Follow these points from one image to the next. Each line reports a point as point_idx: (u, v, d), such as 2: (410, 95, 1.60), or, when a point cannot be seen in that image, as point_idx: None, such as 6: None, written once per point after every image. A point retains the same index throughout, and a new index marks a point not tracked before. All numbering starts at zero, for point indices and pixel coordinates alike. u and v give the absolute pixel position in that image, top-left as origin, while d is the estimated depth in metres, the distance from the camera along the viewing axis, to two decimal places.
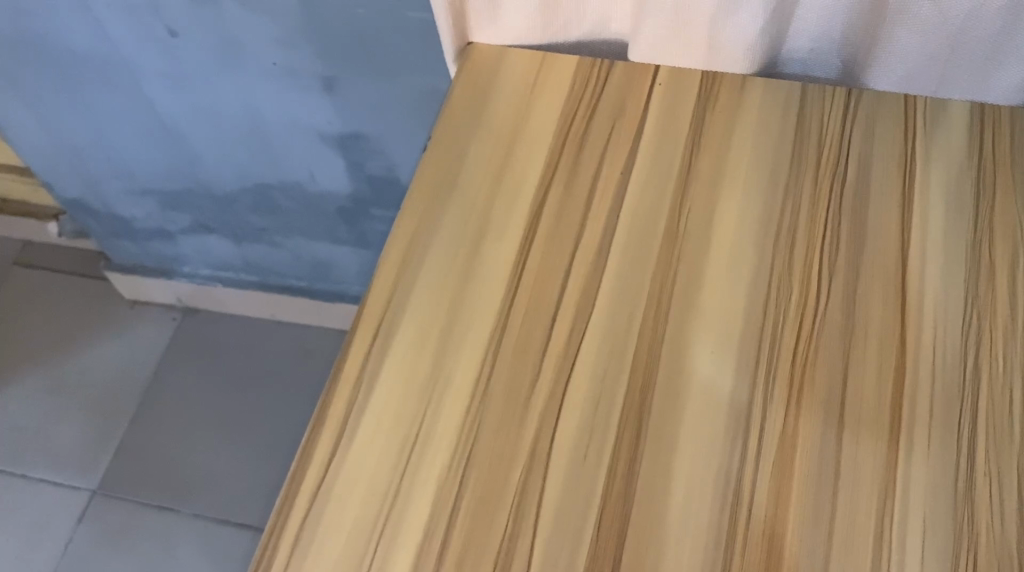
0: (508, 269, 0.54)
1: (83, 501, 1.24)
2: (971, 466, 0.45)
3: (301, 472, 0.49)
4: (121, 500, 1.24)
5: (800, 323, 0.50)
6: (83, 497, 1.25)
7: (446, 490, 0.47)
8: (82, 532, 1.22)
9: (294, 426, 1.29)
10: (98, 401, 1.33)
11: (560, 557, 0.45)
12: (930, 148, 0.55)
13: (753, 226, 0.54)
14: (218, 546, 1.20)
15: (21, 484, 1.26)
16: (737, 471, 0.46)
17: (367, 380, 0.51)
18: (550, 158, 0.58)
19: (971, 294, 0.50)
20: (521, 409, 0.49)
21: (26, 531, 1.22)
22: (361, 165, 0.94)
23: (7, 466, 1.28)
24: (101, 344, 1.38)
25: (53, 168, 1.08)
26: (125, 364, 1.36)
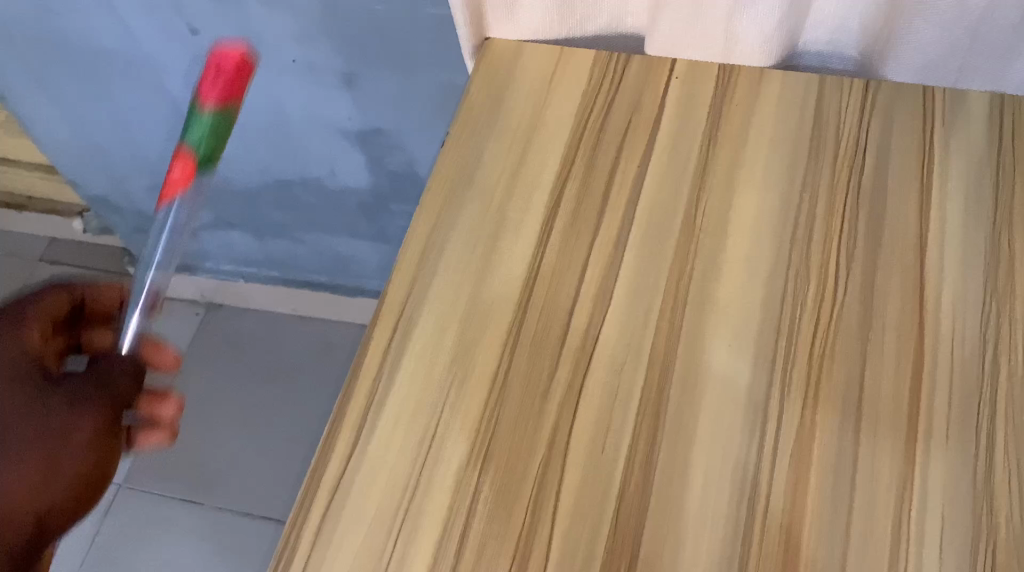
0: (526, 263, 0.54)
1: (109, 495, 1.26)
2: (990, 458, 0.45)
3: (322, 465, 0.49)
4: (148, 495, 1.26)
5: (818, 316, 0.50)
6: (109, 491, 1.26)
7: (465, 484, 0.48)
8: (109, 527, 1.23)
9: (315, 419, 1.29)
10: None
11: (578, 550, 0.45)
12: (949, 138, 0.55)
13: (771, 219, 0.54)
14: (243, 538, 1.21)
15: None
16: (755, 462, 0.46)
17: (386, 374, 0.52)
18: (567, 152, 0.58)
19: (991, 286, 0.50)
20: (538, 403, 0.49)
21: None
22: (380, 161, 0.94)
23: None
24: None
25: (77, 165, 1.10)
26: None
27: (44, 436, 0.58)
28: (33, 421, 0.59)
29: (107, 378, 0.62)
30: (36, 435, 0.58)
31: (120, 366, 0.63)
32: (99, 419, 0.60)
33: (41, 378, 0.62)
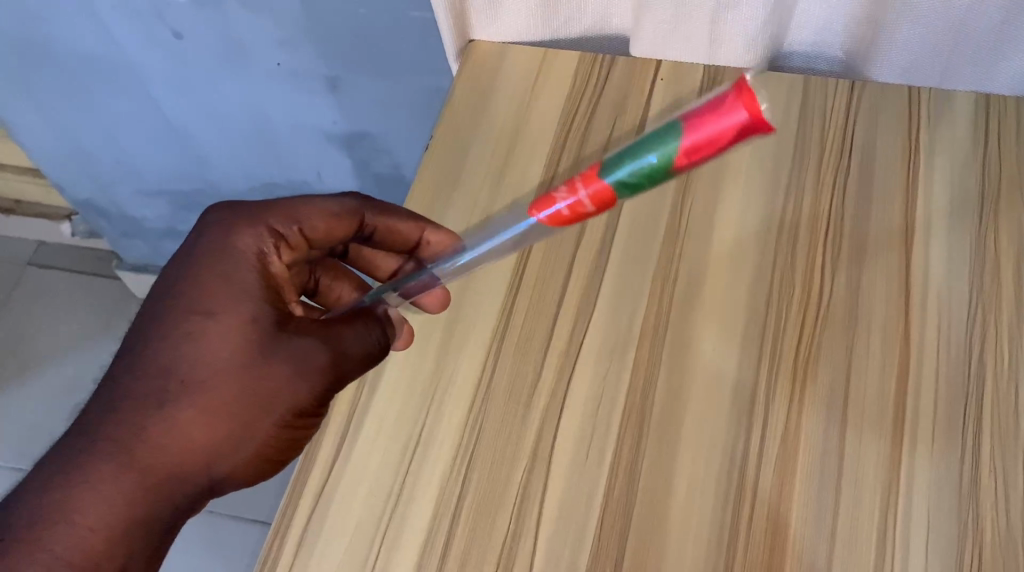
0: (510, 268, 0.54)
1: None
2: (975, 460, 0.45)
3: (304, 474, 0.49)
4: None
5: (803, 319, 0.50)
6: None
7: (449, 490, 0.47)
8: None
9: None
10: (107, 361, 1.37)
11: (562, 557, 0.45)
12: (934, 139, 0.54)
13: (756, 222, 0.53)
14: (231, 541, 1.21)
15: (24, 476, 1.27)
16: (740, 466, 0.46)
17: (370, 381, 0.52)
18: (550, 157, 0.58)
19: (976, 289, 0.50)
20: (522, 408, 0.49)
21: None
22: (367, 163, 0.94)
23: (14, 462, 1.29)
24: (107, 342, 1.40)
25: (61, 170, 1.09)
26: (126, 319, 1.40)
27: (265, 386, 0.44)
28: (248, 351, 0.44)
29: (340, 341, 0.46)
30: (252, 362, 0.44)
31: (353, 342, 0.47)
32: (320, 382, 0.45)
33: (276, 304, 0.46)
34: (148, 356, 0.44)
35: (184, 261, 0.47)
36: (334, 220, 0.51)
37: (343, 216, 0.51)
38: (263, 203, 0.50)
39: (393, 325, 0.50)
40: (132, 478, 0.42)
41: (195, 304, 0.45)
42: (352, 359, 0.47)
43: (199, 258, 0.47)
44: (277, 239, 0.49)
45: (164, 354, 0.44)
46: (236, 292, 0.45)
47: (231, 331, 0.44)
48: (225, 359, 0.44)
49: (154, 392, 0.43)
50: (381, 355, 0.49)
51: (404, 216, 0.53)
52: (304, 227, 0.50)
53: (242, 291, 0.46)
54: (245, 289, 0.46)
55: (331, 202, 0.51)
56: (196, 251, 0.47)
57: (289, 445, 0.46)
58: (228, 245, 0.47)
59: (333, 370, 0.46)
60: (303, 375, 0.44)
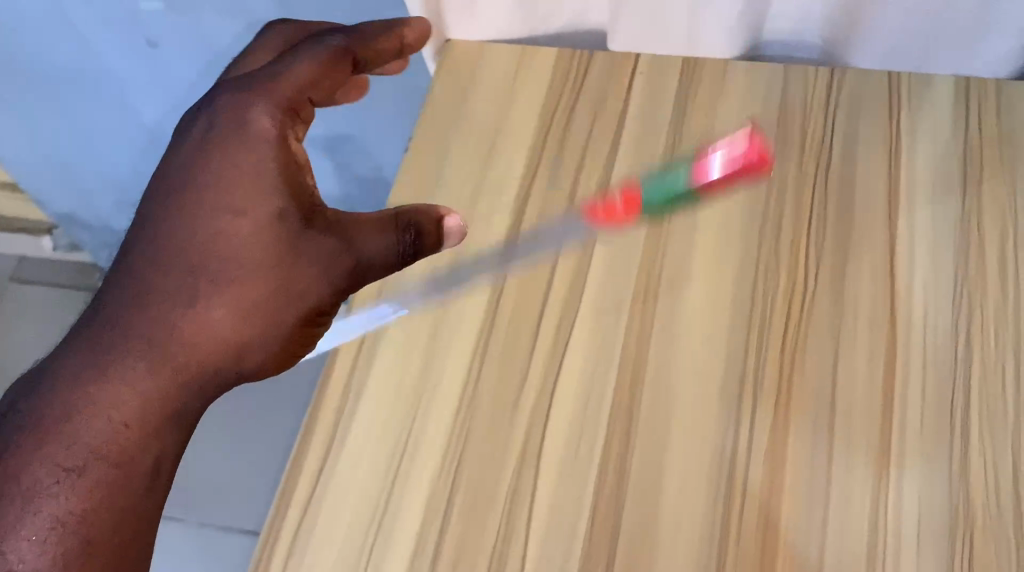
0: (495, 268, 0.54)
1: None
2: (964, 446, 0.45)
3: (292, 484, 0.49)
4: None
5: (788, 310, 0.50)
6: None
7: (438, 494, 0.47)
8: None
9: (288, 429, 1.21)
10: None
11: (553, 558, 0.45)
12: (915, 124, 0.54)
13: (740, 213, 0.53)
14: (223, 551, 1.14)
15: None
16: (729, 459, 0.46)
17: (355, 388, 0.51)
18: (532, 154, 0.58)
19: (962, 273, 0.49)
20: (511, 410, 0.49)
21: None
22: (350, 167, 0.93)
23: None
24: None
25: (43, 184, 1.09)
26: None
27: (292, 285, 0.41)
28: (277, 248, 0.40)
29: (363, 245, 0.42)
30: (280, 259, 0.40)
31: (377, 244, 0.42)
32: (344, 283, 0.42)
33: (303, 196, 0.42)
34: (171, 244, 0.40)
35: (197, 142, 0.42)
36: (339, 72, 0.46)
37: (340, 66, 0.46)
38: (251, 82, 0.44)
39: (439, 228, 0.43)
40: (165, 374, 0.38)
41: (219, 193, 0.40)
42: (374, 264, 0.43)
43: (213, 141, 0.41)
44: (293, 119, 0.43)
45: (190, 242, 0.40)
46: (259, 181, 0.41)
47: (257, 227, 0.40)
48: (252, 253, 0.40)
49: (184, 285, 0.39)
50: (421, 255, 0.44)
51: (371, 33, 0.48)
52: (315, 95, 0.45)
53: (264, 179, 0.41)
54: (270, 177, 0.41)
55: (314, 55, 0.45)
56: (214, 130, 0.42)
57: (305, 345, 0.43)
58: (244, 125, 0.42)
59: (358, 271, 0.42)
60: (331, 275, 0.41)
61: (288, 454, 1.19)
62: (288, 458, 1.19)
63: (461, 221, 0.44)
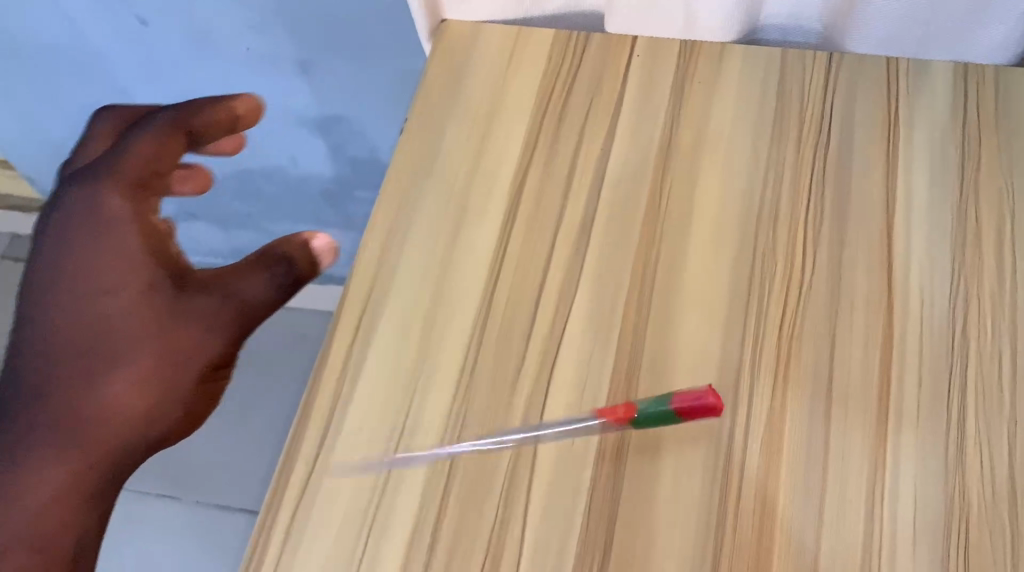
0: (491, 252, 0.54)
1: None
2: (960, 433, 0.45)
3: (288, 469, 0.48)
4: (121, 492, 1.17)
5: (786, 296, 0.50)
6: None
7: (435, 479, 0.47)
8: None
9: (286, 412, 1.20)
10: None
11: (551, 544, 0.45)
12: (913, 110, 0.54)
13: (738, 198, 0.53)
14: (217, 531, 1.13)
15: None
16: (727, 445, 0.46)
17: (351, 372, 0.51)
18: (527, 137, 0.57)
19: (958, 260, 0.49)
20: (507, 396, 0.49)
21: None
22: (341, 147, 0.92)
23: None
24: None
25: (30, 161, 1.07)
26: None
27: (184, 346, 0.39)
28: (157, 316, 0.38)
29: (244, 295, 0.40)
30: (159, 329, 0.38)
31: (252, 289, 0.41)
32: (234, 332, 0.40)
33: (169, 261, 0.39)
34: (49, 341, 0.37)
35: (54, 238, 0.38)
36: (181, 140, 0.41)
37: (177, 137, 0.41)
38: (90, 172, 0.40)
39: (309, 256, 0.43)
40: (74, 463, 0.36)
41: (85, 278, 0.38)
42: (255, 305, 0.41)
43: (61, 228, 0.38)
44: (145, 195, 0.40)
45: (72, 328, 0.37)
46: (120, 258, 0.38)
47: (132, 303, 0.38)
48: (131, 327, 0.38)
49: (71, 374, 0.37)
50: (302, 284, 0.43)
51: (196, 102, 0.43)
52: (159, 167, 0.41)
53: (124, 255, 0.38)
54: (133, 254, 0.38)
55: (149, 131, 0.41)
56: (66, 226, 0.38)
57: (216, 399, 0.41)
58: (97, 214, 0.38)
59: (241, 315, 0.40)
60: (216, 333, 0.39)
61: (285, 436, 1.19)
62: (285, 440, 1.18)
63: (329, 241, 0.43)
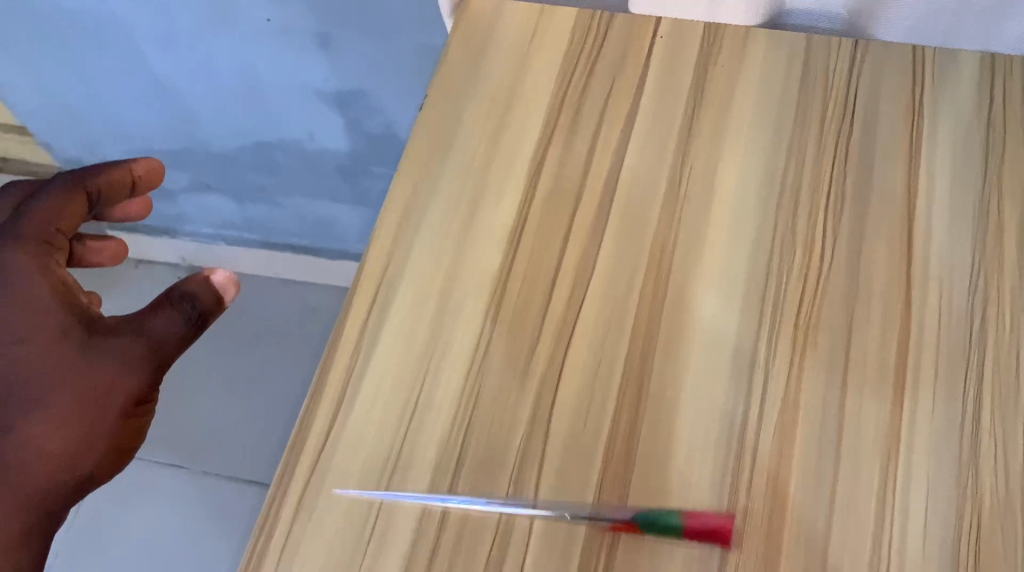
0: (508, 231, 0.53)
1: None
2: (975, 426, 0.45)
3: (300, 442, 0.48)
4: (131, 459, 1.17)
5: (803, 283, 0.49)
6: None
7: (447, 456, 0.47)
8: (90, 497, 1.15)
9: (299, 386, 1.20)
10: None
11: (560, 524, 0.45)
12: (938, 99, 0.53)
13: (758, 184, 0.53)
14: (225, 504, 1.13)
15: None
16: (739, 429, 0.46)
17: (366, 347, 0.51)
18: (548, 116, 0.57)
19: (979, 252, 0.49)
20: (521, 374, 0.49)
21: None
22: (358, 122, 0.92)
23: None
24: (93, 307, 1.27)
25: (47, 128, 1.06)
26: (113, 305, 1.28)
27: (100, 385, 0.43)
28: (74, 358, 0.43)
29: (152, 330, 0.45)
30: (72, 369, 0.43)
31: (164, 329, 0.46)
32: (152, 369, 0.45)
33: (77, 309, 0.45)
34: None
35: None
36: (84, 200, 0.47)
37: (78, 198, 0.47)
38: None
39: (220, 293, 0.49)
40: (8, 497, 0.41)
41: (3, 331, 0.43)
42: (169, 342, 0.46)
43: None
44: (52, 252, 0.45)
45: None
46: (37, 310, 0.43)
47: (44, 349, 0.43)
48: (48, 370, 0.43)
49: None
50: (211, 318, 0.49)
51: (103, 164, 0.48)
52: (61, 225, 0.46)
53: (41, 307, 0.43)
54: (41, 304, 0.43)
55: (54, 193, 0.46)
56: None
57: (138, 431, 0.46)
58: (5, 269, 0.43)
59: (154, 352, 0.45)
60: (132, 368, 0.44)
61: (296, 410, 1.18)
62: (296, 414, 1.18)
63: (228, 274, 0.49)
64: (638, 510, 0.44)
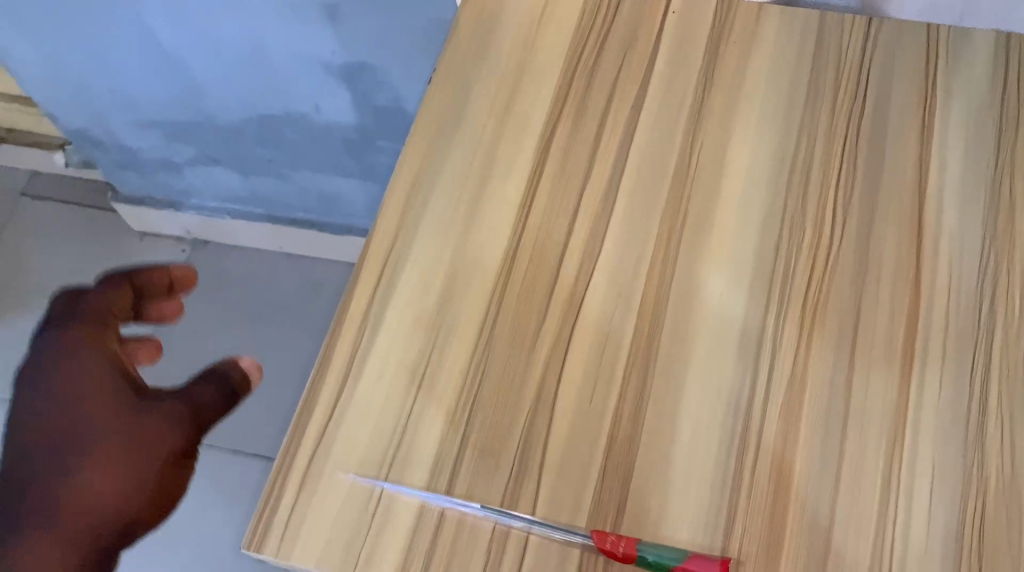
0: (515, 208, 0.53)
1: None
2: (982, 411, 0.45)
3: (306, 418, 0.48)
4: None
5: (812, 264, 0.49)
6: None
7: (452, 434, 0.47)
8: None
9: (304, 359, 1.21)
10: None
11: (563, 503, 0.45)
12: (952, 78, 0.53)
13: (768, 164, 0.52)
14: (231, 475, 1.14)
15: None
16: (744, 411, 0.46)
17: (372, 324, 0.51)
18: (557, 93, 0.56)
19: (989, 235, 0.49)
20: (526, 354, 0.49)
21: None
22: (366, 96, 0.91)
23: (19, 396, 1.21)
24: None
25: (50, 101, 1.03)
26: None
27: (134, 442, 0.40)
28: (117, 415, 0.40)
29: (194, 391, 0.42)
30: (120, 420, 0.40)
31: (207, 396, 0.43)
32: (192, 429, 0.41)
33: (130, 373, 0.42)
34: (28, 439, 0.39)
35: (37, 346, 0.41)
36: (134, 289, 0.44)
37: (125, 288, 0.44)
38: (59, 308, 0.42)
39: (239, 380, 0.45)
40: (60, 556, 0.37)
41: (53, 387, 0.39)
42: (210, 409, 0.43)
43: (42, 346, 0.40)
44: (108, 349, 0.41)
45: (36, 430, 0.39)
46: (84, 371, 0.40)
47: (95, 396, 0.40)
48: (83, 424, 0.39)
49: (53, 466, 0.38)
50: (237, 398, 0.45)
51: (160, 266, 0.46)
52: (116, 312, 0.43)
53: (88, 368, 0.40)
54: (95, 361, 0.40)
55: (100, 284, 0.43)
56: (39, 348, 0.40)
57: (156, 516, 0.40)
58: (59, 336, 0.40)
59: (197, 413, 0.42)
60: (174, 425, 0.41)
61: (302, 384, 1.19)
62: (302, 388, 1.19)
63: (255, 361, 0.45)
64: (633, 543, 0.43)
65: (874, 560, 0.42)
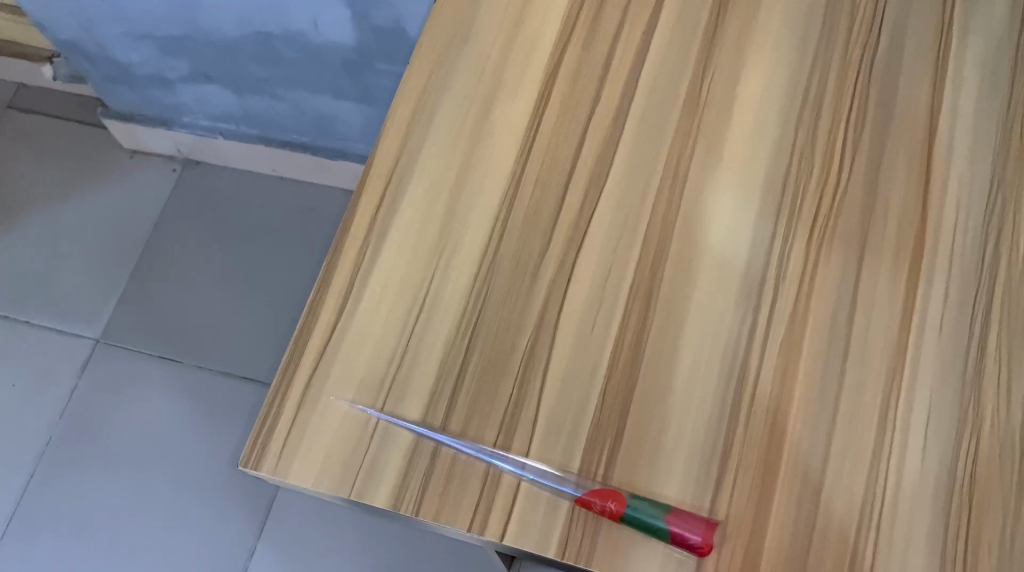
0: (521, 131, 0.52)
1: (87, 350, 1.17)
2: (981, 350, 0.45)
3: (306, 336, 0.48)
4: (126, 351, 1.16)
5: (819, 198, 0.49)
6: (86, 346, 1.17)
7: (453, 356, 0.47)
8: (85, 384, 1.15)
9: (301, 281, 1.19)
10: (98, 233, 1.24)
11: (562, 427, 0.45)
12: (969, 15, 0.52)
13: (780, 95, 0.52)
14: (220, 399, 1.13)
15: (78, 345, 1.17)
16: (746, 341, 0.46)
17: (374, 244, 0.51)
18: (567, 16, 0.55)
19: (998, 174, 0.48)
20: (530, 277, 0.49)
21: (27, 382, 1.15)
22: (366, 15, 0.89)
23: (8, 312, 1.19)
24: (96, 198, 1.27)
25: (41, 10, 1.00)
26: (119, 200, 1.27)
27: None
28: None
29: None
30: None
31: None
32: None
33: None
34: None
35: None
36: None
37: None
38: None
39: None
40: None
41: None
42: None
43: None
44: None
45: None
46: None
47: None
48: None
49: None
50: None
51: None
52: None
53: None
54: None
55: None
56: None
57: None
58: None
59: None
60: None
61: (299, 308, 1.18)
62: (297, 312, 1.18)
63: None
64: None
65: (869, 494, 0.42)
